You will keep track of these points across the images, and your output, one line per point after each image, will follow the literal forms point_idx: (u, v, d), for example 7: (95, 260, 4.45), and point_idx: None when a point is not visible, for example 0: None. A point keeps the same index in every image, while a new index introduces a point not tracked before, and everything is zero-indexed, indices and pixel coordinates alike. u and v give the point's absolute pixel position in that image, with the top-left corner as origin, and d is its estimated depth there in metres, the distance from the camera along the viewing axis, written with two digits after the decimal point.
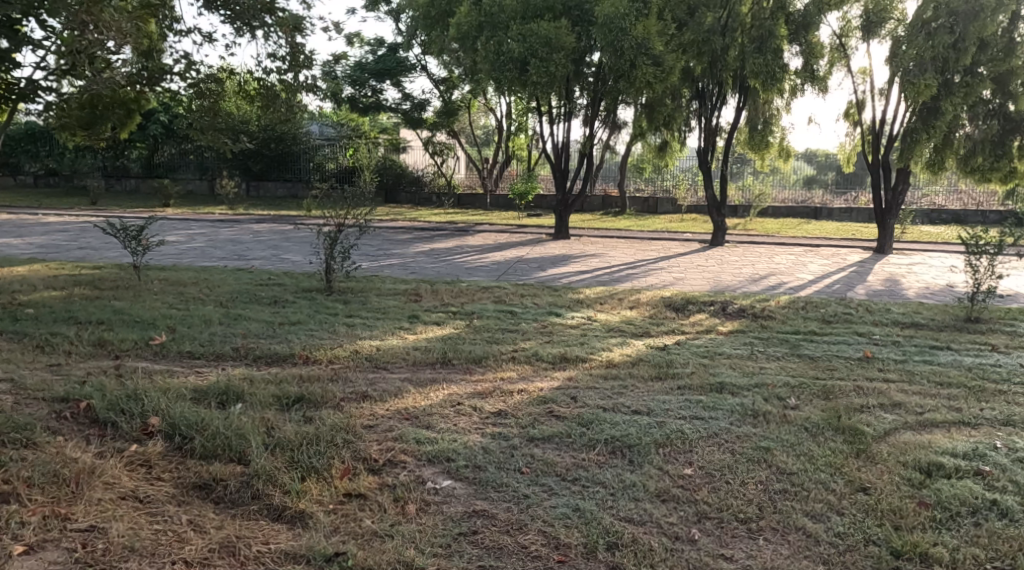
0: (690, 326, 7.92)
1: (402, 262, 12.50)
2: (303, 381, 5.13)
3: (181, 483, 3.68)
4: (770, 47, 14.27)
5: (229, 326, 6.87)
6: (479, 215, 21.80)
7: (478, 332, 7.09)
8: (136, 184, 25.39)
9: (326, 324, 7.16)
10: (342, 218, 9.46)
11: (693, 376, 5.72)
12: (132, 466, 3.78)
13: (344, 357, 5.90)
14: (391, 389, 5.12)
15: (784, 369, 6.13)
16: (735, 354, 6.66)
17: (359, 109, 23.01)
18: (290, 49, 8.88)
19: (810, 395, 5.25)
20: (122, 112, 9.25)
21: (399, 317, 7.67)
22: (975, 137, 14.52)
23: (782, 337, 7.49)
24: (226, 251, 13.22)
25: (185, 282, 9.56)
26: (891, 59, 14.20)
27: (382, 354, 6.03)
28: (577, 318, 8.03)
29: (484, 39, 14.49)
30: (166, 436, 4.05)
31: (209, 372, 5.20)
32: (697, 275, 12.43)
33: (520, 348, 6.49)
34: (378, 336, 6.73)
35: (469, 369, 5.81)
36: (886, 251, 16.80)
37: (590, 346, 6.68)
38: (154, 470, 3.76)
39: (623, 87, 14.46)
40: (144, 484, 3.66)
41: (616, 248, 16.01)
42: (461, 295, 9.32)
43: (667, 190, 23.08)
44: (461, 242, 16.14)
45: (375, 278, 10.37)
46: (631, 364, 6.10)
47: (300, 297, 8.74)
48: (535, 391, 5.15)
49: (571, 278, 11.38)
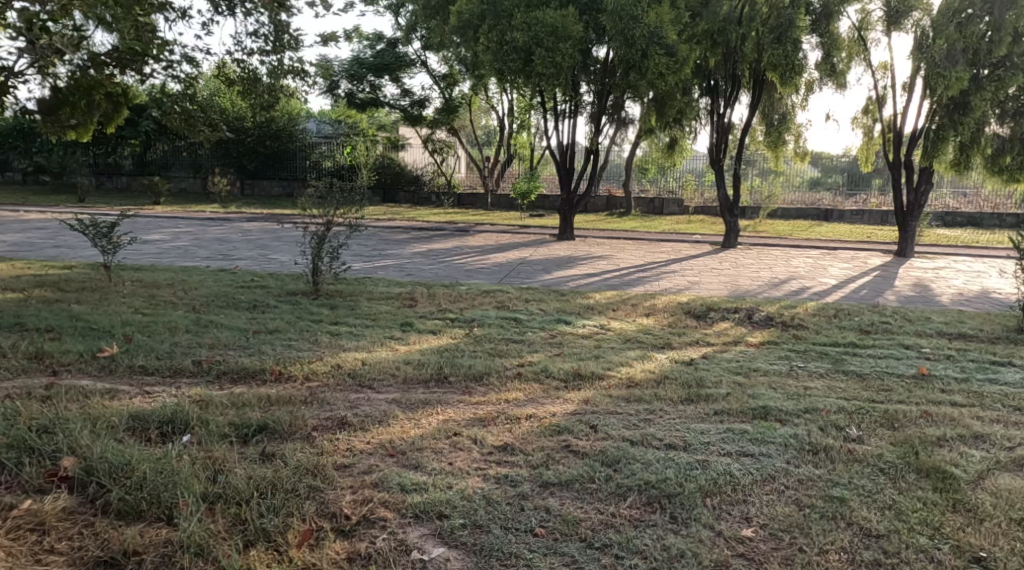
0: (717, 337, 7.10)
1: (396, 264, 11.63)
2: (270, 405, 4.29)
3: (79, 558, 2.91)
4: (790, 37, 13.42)
5: (198, 334, 6.04)
6: (481, 214, 20.99)
7: (479, 343, 6.26)
8: (128, 182, 24.60)
9: (308, 333, 6.33)
10: (331, 214, 8.63)
11: (731, 400, 4.89)
12: (18, 534, 3.01)
13: (324, 372, 5.07)
14: (376, 414, 4.30)
15: (833, 390, 5.32)
16: (772, 370, 5.84)
17: (357, 105, 22.23)
18: (273, 27, 8.15)
19: (874, 424, 4.44)
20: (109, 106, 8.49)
21: (391, 326, 6.83)
22: (1005, 135, 13.59)
23: (821, 351, 6.67)
24: (210, 250, 12.40)
25: (159, 283, 8.75)
26: (916, 52, 13.31)
27: (368, 369, 5.19)
28: (589, 327, 7.20)
29: (486, 29, 13.67)
30: (77, 486, 3.27)
31: (155, 392, 4.38)
32: (713, 279, 11.63)
33: (528, 363, 5.65)
34: (365, 348, 5.89)
35: (470, 389, 4.98)
36: (907, 256, 15.98)
37: (607, 360, 5.87)
38: (48, 538, 2.99)
39: (632, 79, 13.61)
40: (25, 563, 2.87)
41: (624, 249, 15.21)
42: (460, 300, 8.49)
43: (673, 191, 22.14)
44: (462, 242, 15.30)
45: (366, 280, 9.56)
46: (656, 384, 5.27)
47: (283, 301, 7.93)
48: (549, 417, 4.34)
49: (577, 281, 10.56)
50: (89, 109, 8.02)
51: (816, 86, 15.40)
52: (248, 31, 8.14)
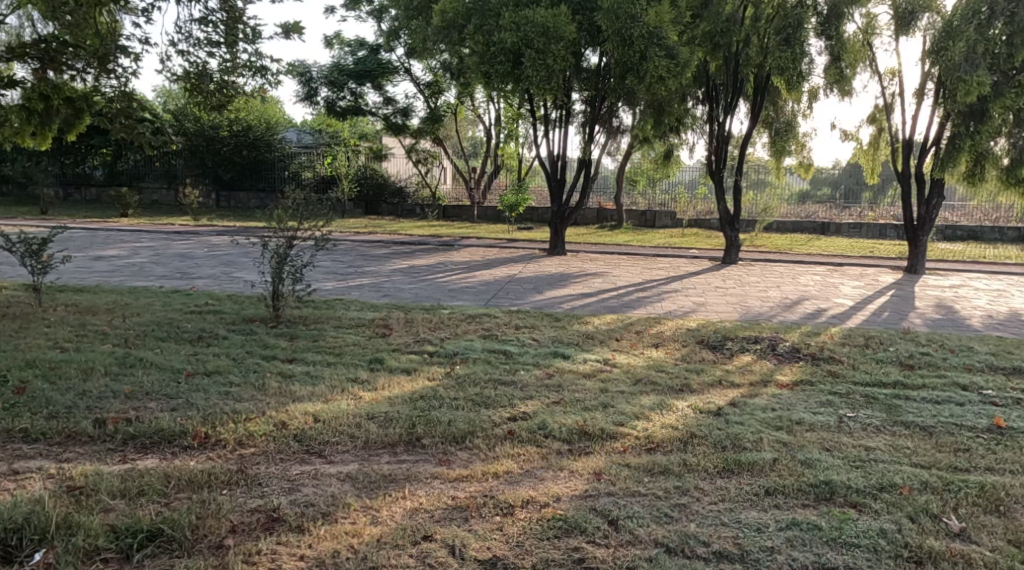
0: (740, 374, 6.08)
1: (372, 283, 10.52)
2: (176, 490, 3.27)
3: None
4: (798, 38, 12.38)
5: (117, 377, 4.88)
6: (466, 228, 19.92)
7: (461, 387, 5.15)
8: (98, 193, 23.34)
9: (253, 375, 5.19)
10: (292, 229, 7.51)
11: (782, 472, 3.83)
12: None
13: (267, 436, 3.94)
14: (321, 498, 3.27)
15: (901, 452, 4.29)
16: (818, 422, 4.81)
17: (337, 113, 21.12)
18: (226, 16, 7.09)
19: (974, 508, 3.46)
20: (69, 111, 7.12)
21: (358, 364, 5.73)
22: (1021, 146, 12.40)
23: (866, 393, 5.69)
24: (168, 267, 11.22)
25: (98, 307, 7.61)
26: (930, 54, 12.28)
27: (318, 431, 4.04)
28: (591, 363, 6.13)
29: (471, 31, 12.70)
30: None
31: (26, 476, 3.39)
32: (719, 299, 10.65)
33: (521, 416, 4.56)
34: (320, 397, 4.76)
35: (448, 457, 3.89)
36: (918, 272, 15.03)
37: (617, 409, 4.81)
38: None
39: (630, 83, 12.58)
40: None
41: (619, 266, 14.18)
42: (442, 327, 7.42)
43: (664, 204, 21.05)
44: (445, 258, 14.18)
45: (336, 303, 8.47)
46: (682, 447, 4.21)
47: (235, 331, 6.82)
48: (552, 503, 3.32)
49: (571, 302, 9.53)
50: (47, 115, 7.11)
51: (820, 93, 14.48)
52: (197, 18, 7.04)
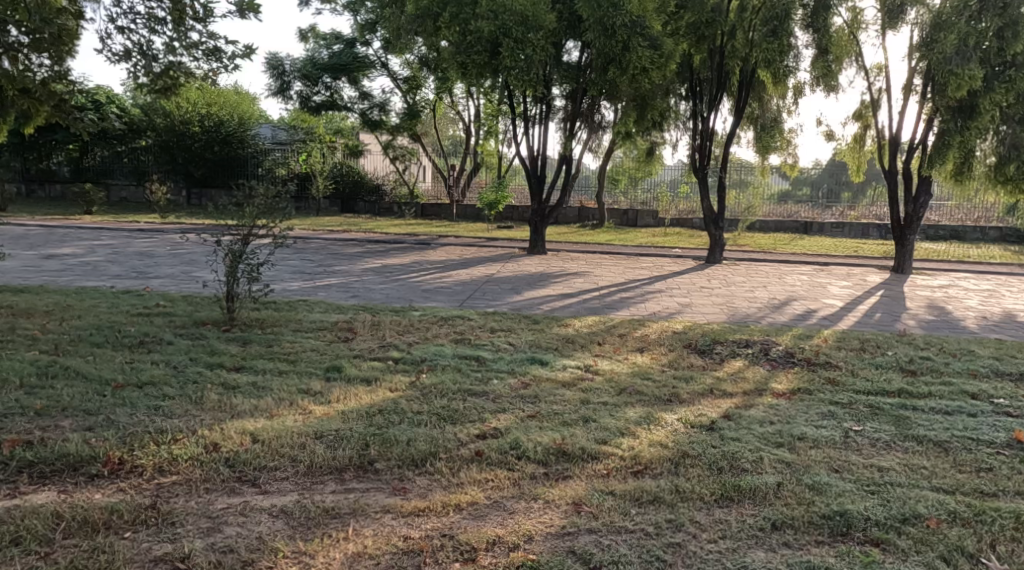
0: (732, 383, 5.56)
1: (341, 283, 9.93)
2: (62, 538, 2.86)
3: None
4: (785, 29, 11.83)
5: (32, 391, 4.30)
6: (444, 227, 19.30)
7: (426, 399, 4.61)
8: (63, 190, 22.49)
9: (191, 386, 4.59)
10: (248, 226, 6.91)
11: (789, 500, 3.34)
12: None
13: (194, 461, 3.39)
14: (246, 541, 2.88)
15: (918, 473, 3.82)
16: (822, 437, 4.32)
17: (311, 108, 20.52)
18: None
19: (1012, 545, 3.06)
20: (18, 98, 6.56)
21: (313, 373, 5.17)
22: (1009, 141, 11.82)
23: (868, 402, 5.23)
24: (124, 267, 10.55)
25: (36, 309, 7.00)
26: (919, 47, 11.66)
27: (253, 454, 3.49)
28: (571, 370, 5.62)
29: (447, 19, 12.09)
30: None
31: None
32: (705, 300, 10.19)
33: (492, 433, 4.03)
34: (264, 413, 4.20)
35: (404, 484, 3.38)
36: (906, 272, 14.64)
37: (600, 424, 4.29)
38: None
39: (612, 74, 12.08)
40: None
41: (601, 265, 13.68)
42: (411, 331, 6.88)
43: (646, 203, 20.57)
44: (420, 257, 13.59)
45: (299, 305, 7.90)
46: (673, 469, 3.71)
47: (182, 335, 6.23)
48: (523, 545, 2.93)
49: (551, 303, 9.00)
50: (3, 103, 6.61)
51: (806, 89, 14.08)
52: None
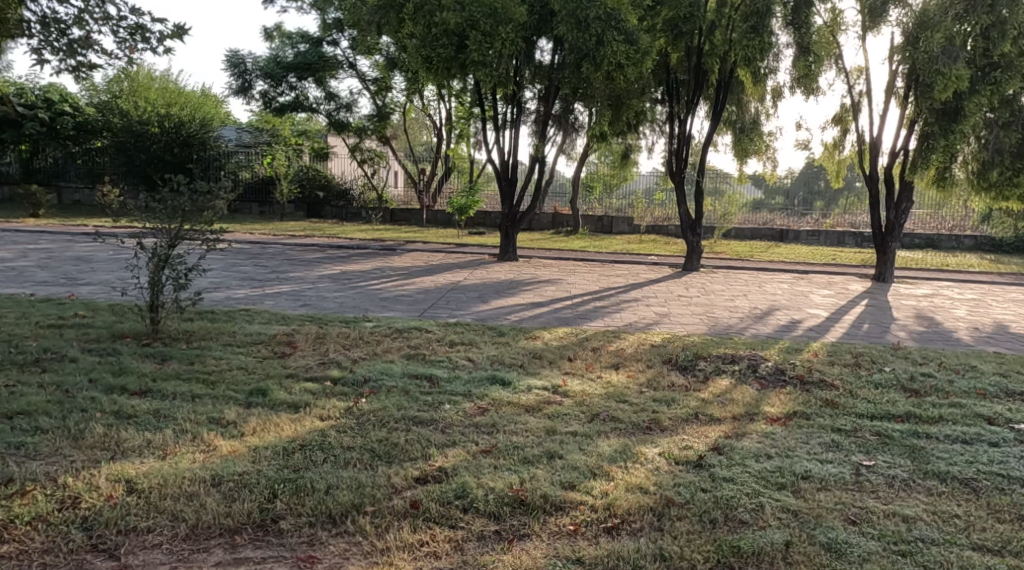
0: (720, 406, 4.86)
1: (292, 291, 9.13)
2: None
3: None
4: (767, 27, 11.18)
5: None
6: (413, 233, 18.48)
7: (362, 431, 3.85)
8: (11, 192, 21.34)
9: (75, 414, 3.84)
10: (177, 226, 6.10)
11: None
12: None
13: (37, 524, 2.86)
14: None
15: (950, 523, 3.18)
16: (830, 476, 3.63)
17: (274, 109, 19.64)
18: None
19: None
20: None
21: (233, 398, 4.39)
22: (989, 147, 11.13)
23: (874, 427, 4.58)
24: (54, 272, 9.64)
25: None
26: (903, 47, 10.87)
27: (123, 511, 2.92)
28: (536, 392, 4.89)
29: (410, 11, 11.24)
30: None
31: None
32: (683, 309, 9.54)
33: (435, 476, 3.29)
34: (157, 450, 3.43)
35: (312, 551, 2.79)
36: (887, 280, 14.06)
37: (570, 461, 3.56)
38: None
39: (586, 71, 11.37)
40: None
41: (574, 272, 12.99)
42: (358, 345, 6.12)
43: (621, 210, 19.85)
44: (383, 263, 12.80)
45: (238, 315, 7.10)
46: (655, 524, 3.02)
47: (91, 351, 5.43)
48: None
49: (518, 312, 8.28)
50: None
51: (786, 91, 13.51)
52: None
